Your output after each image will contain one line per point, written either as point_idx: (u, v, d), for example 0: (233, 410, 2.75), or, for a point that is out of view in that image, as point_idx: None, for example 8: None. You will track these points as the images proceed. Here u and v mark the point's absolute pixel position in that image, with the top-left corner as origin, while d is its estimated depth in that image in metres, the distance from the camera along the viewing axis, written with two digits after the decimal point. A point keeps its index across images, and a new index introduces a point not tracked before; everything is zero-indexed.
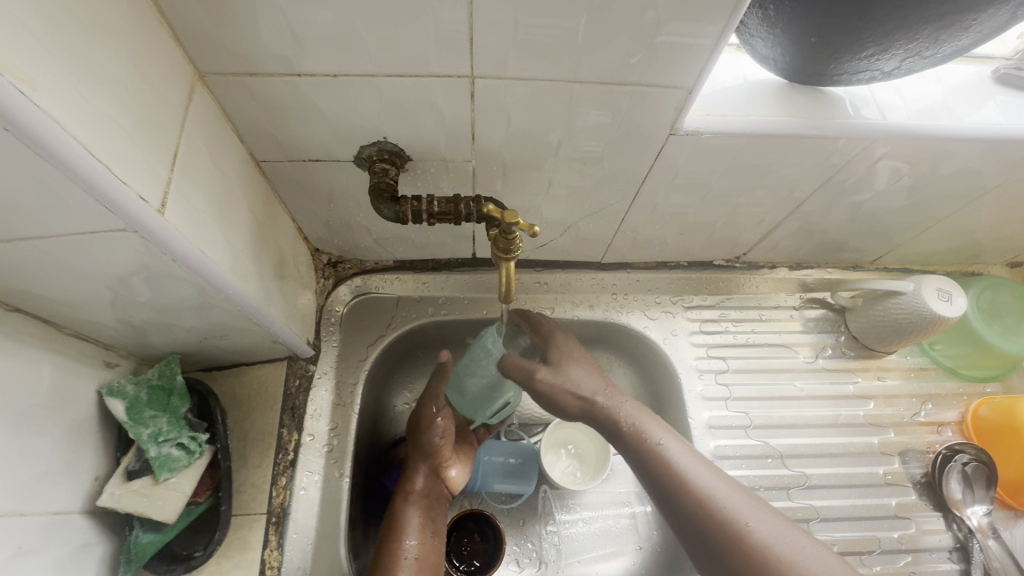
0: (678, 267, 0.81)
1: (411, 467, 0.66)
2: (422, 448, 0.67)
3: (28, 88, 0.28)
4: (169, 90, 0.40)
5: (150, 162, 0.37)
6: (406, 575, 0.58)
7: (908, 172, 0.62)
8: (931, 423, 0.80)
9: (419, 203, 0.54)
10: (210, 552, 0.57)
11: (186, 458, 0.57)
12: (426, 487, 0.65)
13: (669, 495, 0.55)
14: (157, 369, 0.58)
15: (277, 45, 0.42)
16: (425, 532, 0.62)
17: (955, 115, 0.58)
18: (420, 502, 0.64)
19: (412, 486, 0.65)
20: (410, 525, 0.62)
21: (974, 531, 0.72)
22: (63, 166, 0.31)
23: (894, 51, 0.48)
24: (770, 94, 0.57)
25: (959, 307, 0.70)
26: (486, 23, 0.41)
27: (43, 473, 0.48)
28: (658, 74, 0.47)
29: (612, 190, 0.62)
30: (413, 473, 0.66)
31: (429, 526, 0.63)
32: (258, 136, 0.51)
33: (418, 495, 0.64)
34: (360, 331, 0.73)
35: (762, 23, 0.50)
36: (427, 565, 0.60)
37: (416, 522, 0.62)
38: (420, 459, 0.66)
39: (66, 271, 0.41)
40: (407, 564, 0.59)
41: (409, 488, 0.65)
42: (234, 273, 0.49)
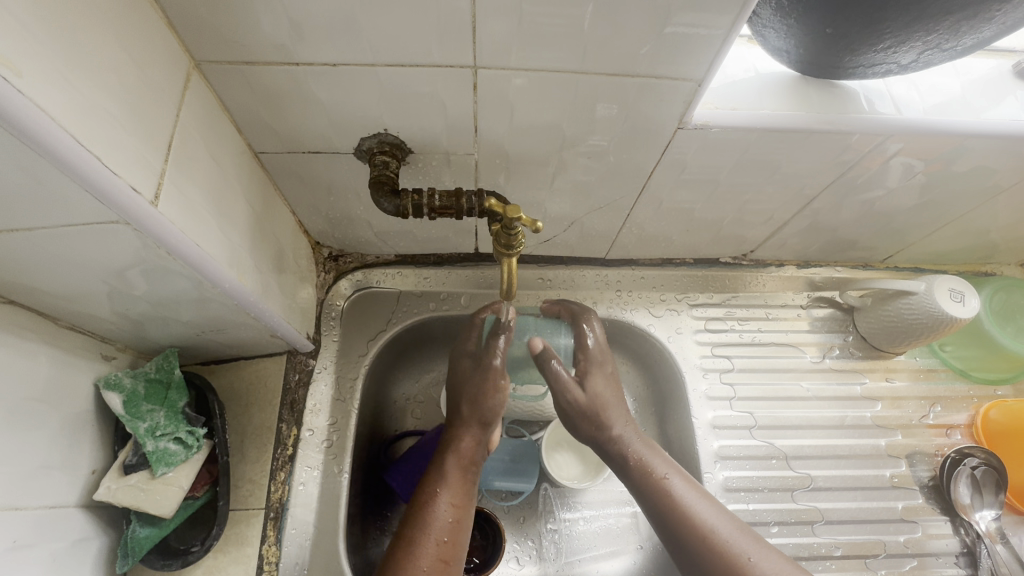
0: (684, 263, 0.80)
1: (461, 427, 0.64)
2: (481, 410, 0.64)
3: (12, 74, 0.27)
4: (163, 79, 0.39)
5: (144, 153, 0.36)
6: (441, 534, 0.56)
7: (922, 169, 0.61)
8: (940, 426, 0.78)
9: (420, 197, 0.52)
10: (207, 547, 0.57)
11: (183, 453, 0.56)
12: (472, 449, 0.63)
13: (679, 534, 0.57)
14: (154, 363, 0.58)
15: (274, 32, 0.41)
16: (463, 494, 0.60)
17: (973, 111, 0.56)
18: (461, 461, 0.62)
19: (460, 446, 0.63)
20: (452, 486, 0.60)
21: (982, 536, 0.71)
22: (52, 157, 0.30)
23: (912, 43, 0.46)
24: (781, 88, 0.55)
25: (972, 308, 0.69)
26: (489, 11, 0.40)
27: (38, 467, 0.47)
28: (666, 66, 0.45)
29: (618, 184, 0.61)
30: (463, 432, 0.63)
31: (468, 490, 0.60)
32: (256, 126, 0.50)
33: (465, 459, 0.62)
34: (361, 326, 0.72)
35: (775, 14, 0.48)
36: (460, 526, 0.58)
37: (454, 483, 0.60)
38: (471, 420, 0.64)
39: (60, 263, 0.40)
40: (443, 522, 0.57)
41: (457, 447, 0.62)
42: (231, 267, 0.49)
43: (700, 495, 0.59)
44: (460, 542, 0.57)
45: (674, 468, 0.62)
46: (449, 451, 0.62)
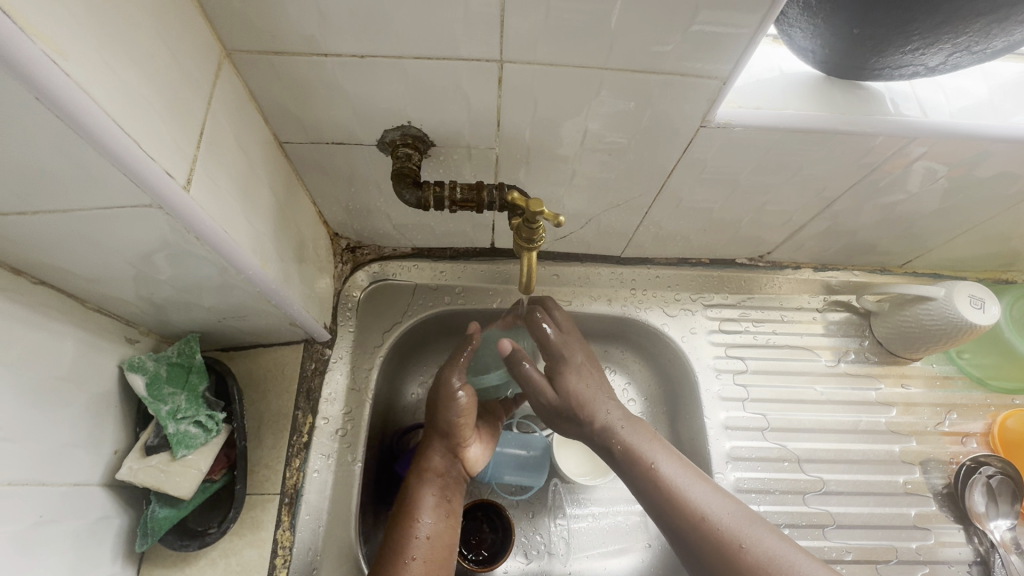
0: (699, 264, 0.79)
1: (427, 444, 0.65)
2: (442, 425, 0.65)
3: (59, 57, 0.28)
4: (197, 67, 0.40)
5: (177, 137, 0.37)
6: (417, 553, 0.58)
7: (945, 174, 0.60)
8: (955, 434, 0.77)
9: (441, 189, 0.53)
10: (223, 530, 0.58)
11: (203, 436, 0.57)
12: (442, 465, 0.65)
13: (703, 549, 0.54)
14: (176, 347, 0.59)
15: (304, 23, 0.42)
16: (439, 514, 0.62)
17: (1000, 115, 0.55)
18: (435, 480, 0.63)
19: (429, 464, 0.64)
20: (425, 504, 0.62)
21: (996, 546, 0.70)
22: (92, 140, 0.30)
23: (940, 45, 0.46)
24: (804, 87, 0.55)
25: (992, 315, 0.68)
26: (516, 7, 0.40)
27: (64, 445, 0.49)
28: (692, 63, 0.45)
29: (637, 182, 0.61)
30: (431, 450, 0.65)
31: (443, 506, 0.62)
32: (283, 116, 0.51)
33: (433, 473, 0.64)
34: (376, 317, 0.73)
35: (802, 13, 0.48)
36: (440, 543, 0.60)
37: (430, 502, 0.62)
38: (439, 437, 0.65)
39: (92, 246, 0.41)
40: (419, 543, 0.59)
41: (426, 467, 0.64)
42: (255, 254, 0.49)
43: (697, 478, 0.58)
44: (441, 555, 0.59)
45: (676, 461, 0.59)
46: (420, 475, 0.64)
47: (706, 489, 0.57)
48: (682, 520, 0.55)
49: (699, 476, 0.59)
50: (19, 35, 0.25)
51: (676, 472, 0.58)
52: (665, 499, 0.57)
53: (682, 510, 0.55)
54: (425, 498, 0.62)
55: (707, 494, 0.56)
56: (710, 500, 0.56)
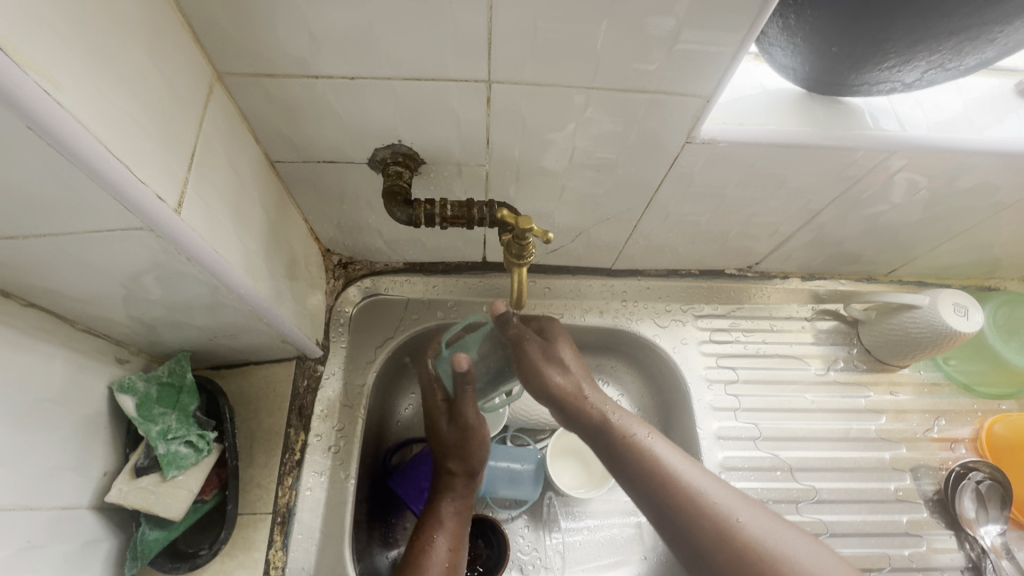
0: (689, 275, 0.80)
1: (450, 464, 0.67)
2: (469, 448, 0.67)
3: (53, 88, 0.28)
4: (188, 90, 0.40)
5: (168, 160, 0.37)
6: (439, 566, 0.59)
7: (926, 185, 0.61)
8: (944, 440, 0.78)
9: (432, 206, 0.53)
10: (215, 550, 0.57)
11: (194, 456, 0.56)
12: (465, 486, 0.66)
13: (689, 523, 0.52)
14: (167, 366, 0.58)
15: (295, 45, 0.42)
16: (460, 527, 0.63)
17: (976, 129, 0.57)
18: (457, 500, 0.65)
19: (447, 485, 0.66)
20: (447, 520, 0.63)
21: (987, 551, 0.71)
22: (84, 166, 0.31)
23: (915, 63, 0.47)
24: (786, 103, 0.56)
25: (975, 322, 0.69)
26: (504, 29, 0.41)
27: (52, 468, 0.48)
28: (676, 82, 0.46)
29: (626, 196, 0.61)
30: (450, 471, 0.67)
31: (463, 526, 0.63)
32: (273, 136, 0.51)
33: (454, 493, 0.65)
34: (368, 332, 0.73)
35: (781, 32, 0.49)
36: (458, 563, 0.60)
37: (451, 521, 0.63)
38: (455, 459, 0.67)
39: (83, 268, 0.41)
40: (441, 554, 0.60)
41: (450, 486, 0.66)
42: (246, 273, 0.49)
43: (682, 455, 0.58)
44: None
45: (657, 434, 0.61)
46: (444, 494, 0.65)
47: (697, 470, 0.56)
48: (669, 495, 0.54)
49: (686, 456, 0.59)
50: (9, 65, 0.26)
51: (661, 448, 0.58)
52: (657, 481, 0.56)
53: (667, 484, 0.55)
54: (447, 518, 0.63)
55: (700, 477, 0.55)
56: (704, 481, 0.55)
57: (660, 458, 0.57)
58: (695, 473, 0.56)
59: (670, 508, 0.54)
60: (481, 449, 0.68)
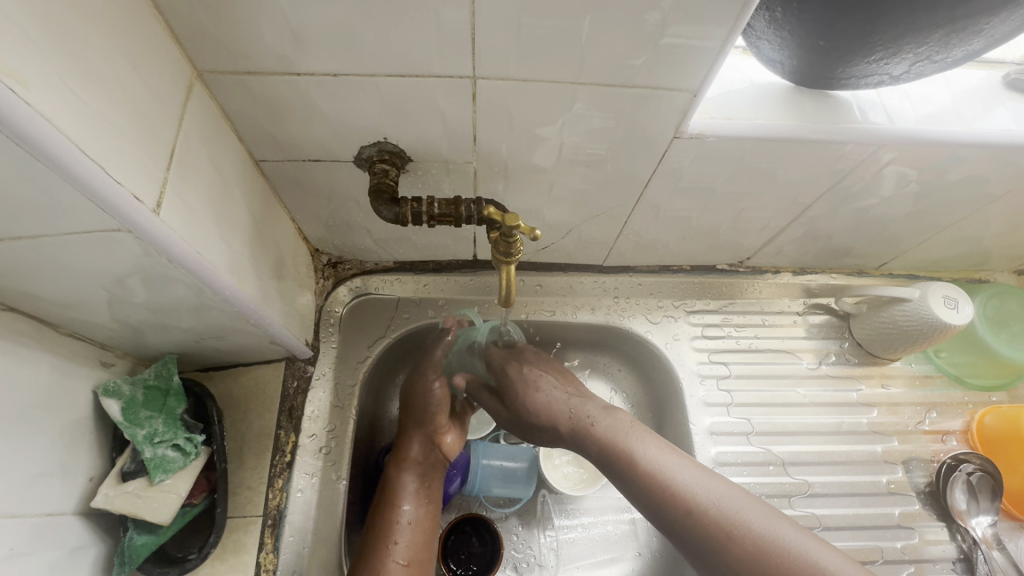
0: (681, 271, 0.80)
1: (404, 434, 0.66)
2: (418, 413, 0.68)
3: (19, 85, 0.27)
4: (166, 89, 0.40)
5: (145, 160, 0.37)
6: (400, 541, 0.58)
7: (915, 178, 0.61)
8: (935, 432, 0.79)
9: (419, 204, 0.53)
10: (205, 554, 0.57)
11: (182, 459, 0.56)
12: (422, 453, 0.65)
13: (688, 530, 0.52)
14: (153, 369, 0.58)
15: (276, 43, 0.42)
16: (420, 496, 0.62)
17: (964, 122, 0.57)
18: (413, 466, 0.64)
19: (407, 452, 0.64)
20: (406, 491, 0.62)
21: (978, 542, 0.71)
22: (60, 169, 0.30)
23: (903, 55, 0.47)
24: (775, 97, 0.56)
25: (966, 314, 0.69)
26: (488, 24, 0.41)
27: (37, 474, 0.47)
28: (662, 76, 0.46)
29: (616, 192, 0.61)
30: (409, 440, 0.66)
31: (426, 492, 0.63)
32: (257, 135, 0.51)
33: (411, 462, 0.64)
34: (359, 332, 0.72)
35: (768, 25, 0.49)
36: (421, 532, 0.60)
37: (412, 489, 0.62)
38: (416, 427, 0.66)
39: (62, 271, 0.41)
40: (400, 528, 0.59)
41: (404, 454, 0.64)
42: (231, 274, 0.49)
43: (677, 457, 0.57)
44: (422, 545, 0.59)
45: (646, 436, 0.59)
46: (401, 460, 0.64)
47: (692, 471, 0.55)
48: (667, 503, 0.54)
49: (679, 455, 0.58)
50: None
51: (654, 450, 0.58)
52: (657, 491, 0.55)
53: (660, 491, 0.54)
54: (407, 486, 0.62)
55: (698, 478, 0.54)
56: (703, 483, 0.54)
57: (652, 462, 0.56)
58: (693, 477, 0.55)
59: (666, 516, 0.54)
60: (440, 413, 0.68)
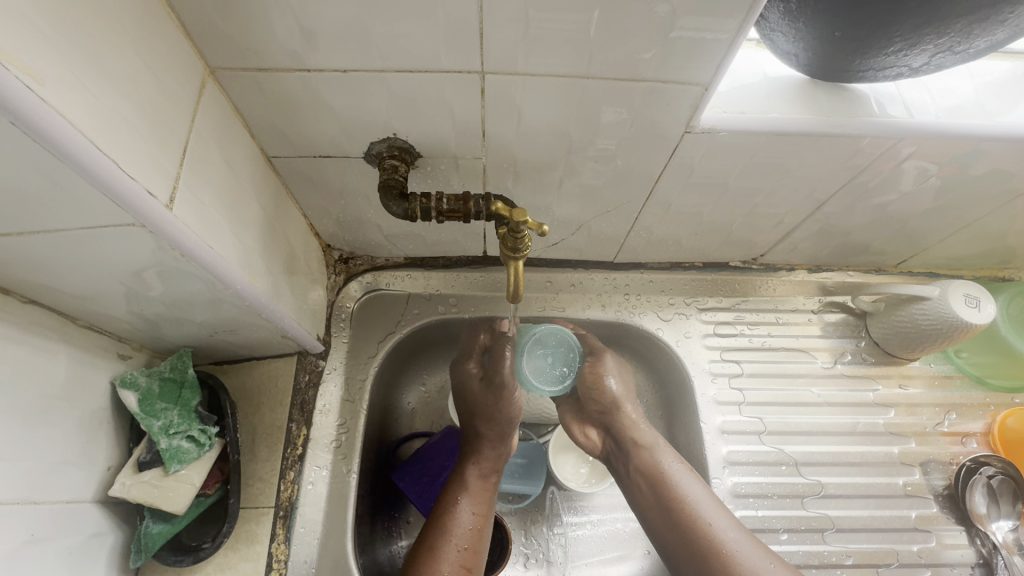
0: (693, 268, 0.79)
1: (483, 439, 0.70)
2: (496, 421, 0.71)
3: (35, 83, 0.28)
4: (179, 86, 0.40)
5: (158, 156, 0.37)
6: (463, 541, 0.60)
7: (937, 172, 0.60)
8: (955, 434, 0.77)
9: (428, 200, 0.53)
10: (218, 544, 0.58)
11: (196, 450, 0.57)
12: (493, 461, 0.69)
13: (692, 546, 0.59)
14: (169, 362, 0.59)
15: (286, 38, 0.42)
16: (484, 504, 0.65)
17: (988, 114, 0.55)
18: (482, 473, 0.67)
19: (481, 456, 0.69)
20: (474, 497, 0.65)
21: (999, 548, 0.70)
22: (73, 163, 0.31)
23: (922, 47, 0.46)
24: (790, 91, 0.55)
25: (987, 314, 0.68)
26: (496, 18, 0.41)
27: (57, 462, 0.49)
28: (672, 69, 0.45)
29: (626, 187, 0.61)
30: (481, 444, 0.69)
31: (489, 500, 0.65)
32: (269, 131, 0.51)
33: (485, 467, 0.68)
34: (370, 327, 0.73)
35: (783, 17, 0.48)
36: (481, 534, 0.62)
37: (479, 493, 0.65)
38: (492, 434, 0.70)
39: (80, 265, 0.42)
40: (465, 530, 0.61)
41: (478, 458, 0.68)
42: (243, 269, 0.50)
43: (697, 481, 0.64)
44: (480, 550, 0.61)
45: (673, 454, 0.67)
46: (472, 463, 0.68)
47: (707, 497, 0.62)
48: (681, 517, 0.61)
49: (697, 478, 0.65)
50: None
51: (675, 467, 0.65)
52: (669, 499, 0.62)
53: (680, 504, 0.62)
54: (474, 490, 0.65)
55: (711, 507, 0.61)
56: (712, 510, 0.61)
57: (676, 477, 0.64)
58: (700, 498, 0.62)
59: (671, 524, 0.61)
60: (516, 424, 0.72)
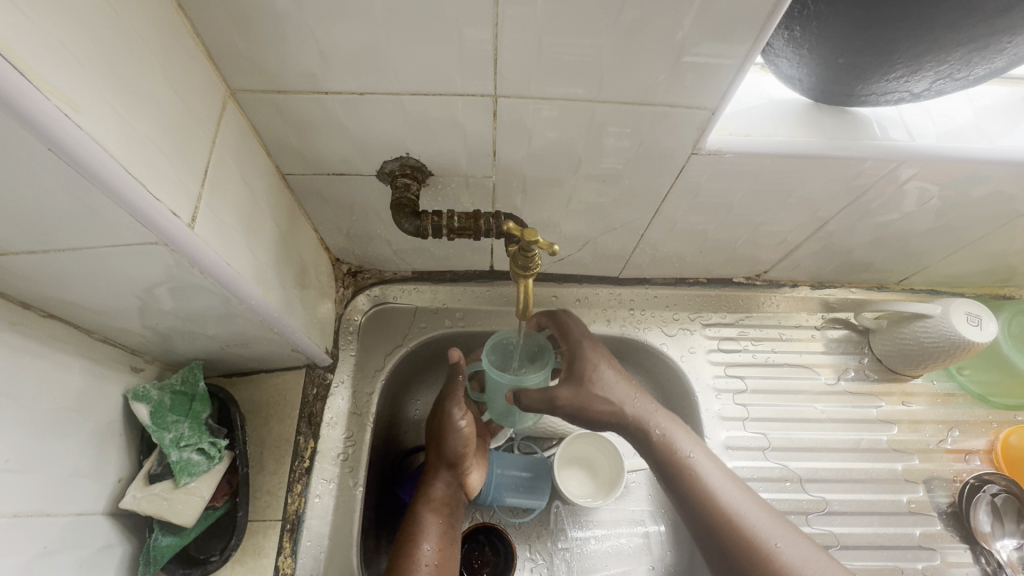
0: (697, 284, 0.80)
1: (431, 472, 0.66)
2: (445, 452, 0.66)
3: (71, 109, 0.29)
4: (202, 107, 0.41)
5: (182, 176, 0.39)
6: None
7: (937, 194, 0.61)
8: (958, 451, 0.77)
9: (439, 218, 0.54)
10: (225, 557, 0.58)
11: (206, 463, 0.57)
12: (446, 495, 0.66)
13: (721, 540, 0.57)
14: (181, 374, 0.60)
15: (306, 63, 0.43)
16: (442, 539, 0.63)
17: (987, 138, 0.56)
18: (437, 508, 0.65)
19: (433, 491, 0.65)
20: (429, 532, 0.63)
21: (1003, 565, 0.70)
22: (101, 184, 0.32)
23: (924, 73, 0.47)
24: (794, 114, 0.56)
25: (989, 332, 0.68)
26: (510, 45, 0.42)
27: (69, 474, 0.49)
28: (680, 94, 0.47)
29: (632, 206, 0.62)
30: (433, 478, 0.66)
31: (447, 534, 0.63)
32: (284, 150, 0.52)
33: (437, 502, 0.65)
34: (378, 340, 0.74)
35: (787, 44, 0.49)
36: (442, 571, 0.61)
37: (435, 530, 0.63)
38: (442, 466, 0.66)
39: (99, 280, 0.42)
40: (424, 568, 0.60)
41: (428, 493, 0.65)
42: (257, 284, 0.50)
43: (719, 468, 0.61)
44: None
45: (694, 442, 0.63)
46: (424, 499, 0.65)
47: (732, 487, 0.59)
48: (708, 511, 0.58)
49: (719, 464, 0.62)
50: (33, 92, 0.27)
51: (709, 469, 0.61)
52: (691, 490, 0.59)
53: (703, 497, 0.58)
54: (430, 527, 0.63)
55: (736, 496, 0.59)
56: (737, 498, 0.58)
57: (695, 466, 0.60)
58: (745, 503, 0.58)
59: (696, 516, 0.59)
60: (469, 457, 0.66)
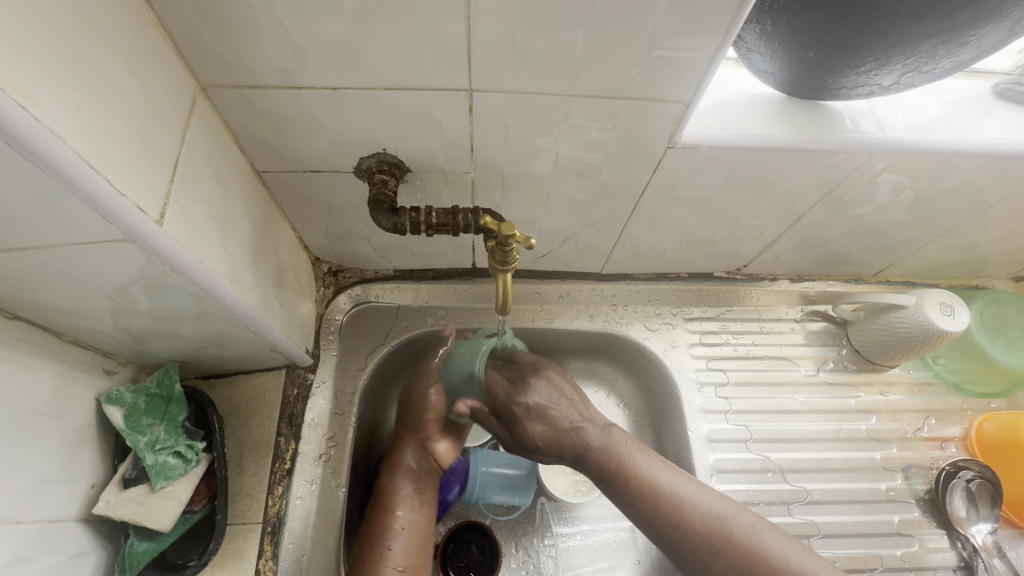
0: (679, 278, 0.81)
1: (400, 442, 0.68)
2: (416, 418, 0.69)
3: (29, 103, 0.28)
4: (170, 102, 0.41)
5: (149, 172, 0.38)
6: (392, 543, 0.61)
7: (910, 186, 0.62)
8: (934, 439, 0.79)
9: (417, 214, 0.54)
10: (204, 562, 0.57)
11: (183, 466, 0.57)
12: (415, 460, 0.67)
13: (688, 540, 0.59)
14: (156, 377, 0.59)
15: (278, 58, 0.43)
16: (419, 503, 0.64)
17: (955, 131, 0.57)
18: (410, 474, 0.66)
19: (400, 460, 0.67)
20: (404, 498, 0.64)
21: (979, 550, 0.71)
22: (64, 180, 0.31)
23: (892, 66, 0.48)
24: (768, 109, 0.57)
25: (961, 321, 0.70)
26: (484, 38, 0.42)
27: (40, 479, 0.48)
28: (655, 88, 0.47)
29: (612, 201, 0.62)
30: (402, 447, 0.68)
31: (421, 496, 0.65)
32: (258, 146, 0.52)
33: (405, 468, 0.66)
34: (359, 339, 0.73)
35: (759, 38, 0.50)
36: (416, 534, 0.62)
37: (406, 494, 0.64)
38: (409, 434, 0.68)
39: (67, 280, 0.41)
40: (398, 532, 0.62)
41: (395, 461, 0.67)
42: (232, 282, 0.50)
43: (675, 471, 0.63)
44: (416, 550, 0.61)
45: (646, 455, 0.64)
46: (393, 466, 0.67)
47: (689, 483, 0.62)
48: (668, 518, 0.60)
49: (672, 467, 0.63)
50: None
51: (660, 472, 0.62)
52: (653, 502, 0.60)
53: (663, 503, 0.60)
54: (399, 492, 0.65)
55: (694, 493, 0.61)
56: (697, 496, 0.60)
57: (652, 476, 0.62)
58: (698, 495, 0.60)
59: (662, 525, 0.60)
60: (435, 424, 0.69)
